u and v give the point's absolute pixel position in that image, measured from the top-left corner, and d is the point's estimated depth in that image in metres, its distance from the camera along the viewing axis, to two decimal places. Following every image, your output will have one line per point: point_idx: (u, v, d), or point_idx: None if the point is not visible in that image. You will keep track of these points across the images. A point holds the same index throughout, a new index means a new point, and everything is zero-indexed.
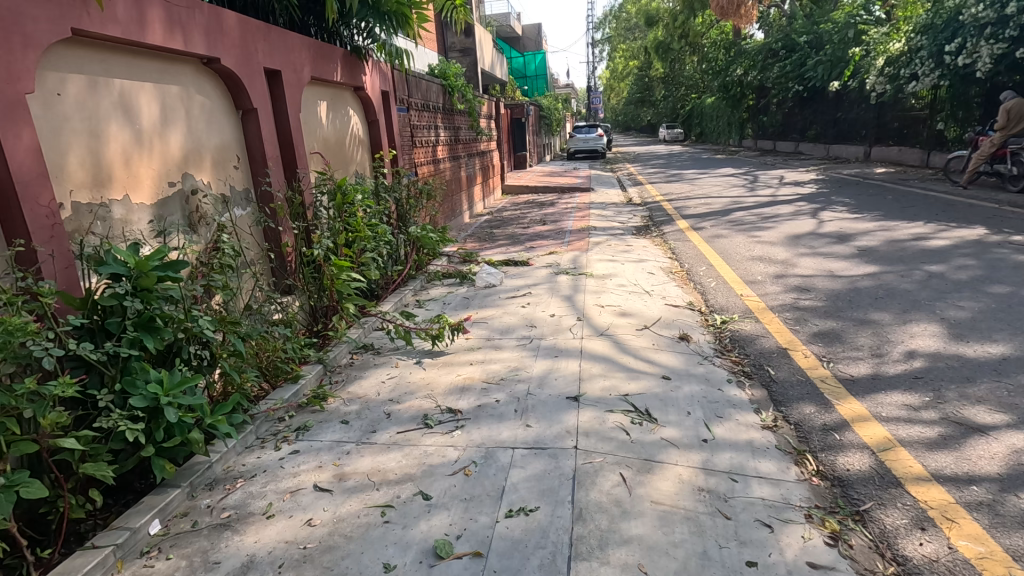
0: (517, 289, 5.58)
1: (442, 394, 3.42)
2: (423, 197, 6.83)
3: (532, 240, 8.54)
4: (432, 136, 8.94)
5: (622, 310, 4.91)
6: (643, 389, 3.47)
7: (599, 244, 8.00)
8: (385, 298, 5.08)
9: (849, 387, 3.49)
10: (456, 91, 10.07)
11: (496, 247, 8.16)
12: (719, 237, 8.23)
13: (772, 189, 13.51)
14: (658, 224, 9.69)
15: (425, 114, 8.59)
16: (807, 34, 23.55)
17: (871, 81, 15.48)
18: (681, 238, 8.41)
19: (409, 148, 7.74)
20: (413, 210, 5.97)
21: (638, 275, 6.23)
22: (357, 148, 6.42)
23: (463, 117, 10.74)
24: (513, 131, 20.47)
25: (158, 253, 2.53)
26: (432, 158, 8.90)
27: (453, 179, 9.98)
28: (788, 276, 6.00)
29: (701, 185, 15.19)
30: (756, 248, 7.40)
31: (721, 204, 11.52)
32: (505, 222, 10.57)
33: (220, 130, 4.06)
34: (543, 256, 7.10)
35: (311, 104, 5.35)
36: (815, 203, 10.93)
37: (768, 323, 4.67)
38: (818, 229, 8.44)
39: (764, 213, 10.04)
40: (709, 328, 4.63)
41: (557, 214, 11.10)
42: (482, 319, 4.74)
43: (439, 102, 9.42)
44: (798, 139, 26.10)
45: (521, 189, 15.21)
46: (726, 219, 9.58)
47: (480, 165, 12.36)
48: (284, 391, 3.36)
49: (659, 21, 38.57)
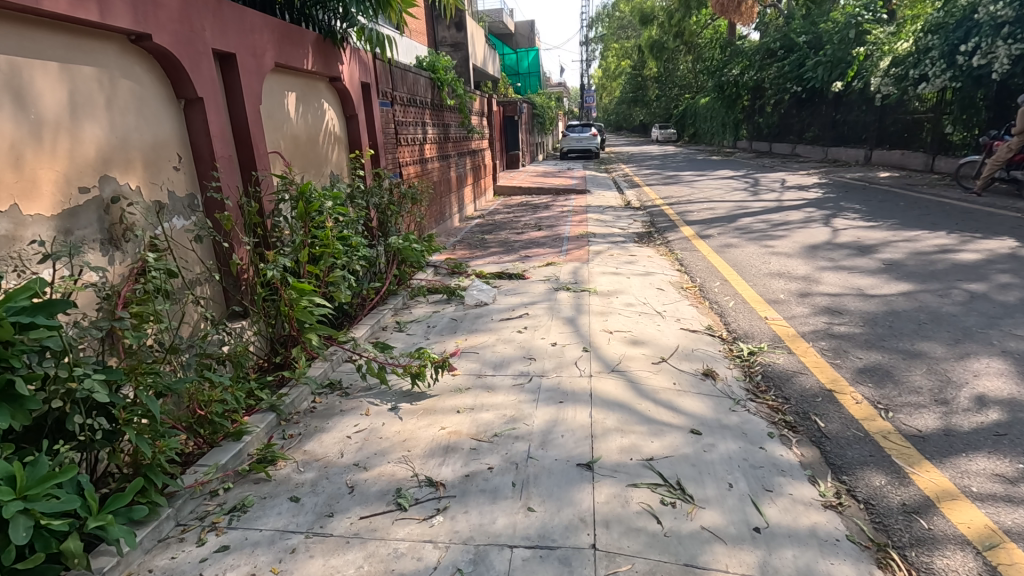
0: (511, 309, 4.91)
1: (421, 457, 2.74)
2: (406, 201, 6.12)
3: (526, 248, 7.88)
4: (419, 134, 8.24)
5: (634, 338, 4.26)
6: (670, 450, 2.80)
7: (600, 252, 7.35)
8: (360, 322, 4.41)
9: (920, 446, 2.86)
10: (446, 86, 9.37)
11: (488, 255, 7.49)
12: (729, 247, 7.62)
13: (776, 193, 12.96)
14: (661, 231, 9.08)
15: (411, 109, 7.88)
16: (807, 34, 23.06)
17: (876, 82, 14.99)
18: (688, 247, 7.79)
19: (392, 148, 7.04)
20: (394, 217, 5.76)
21: (646, 292, 5.58)
22: (332, 147, 5.71)
23: (453, 114, 10.05)
24: (505, 129, 19.79)
25: (24, 291, 1.86)
26: (419, 157, 8.19)
27: (442, 181, 9.30)
28: (814, 294, 5.39)
29: (701, 188, 14.63)
30: (772, 260, 6.79)
31: (726, 208, 10.94)
32: (498, 226, 9.89)
33: (155, 123, 3.34)
34: (540, 268, 6.44)
35: (276, 95, 4.63)
36: (825, 209, 10.37)
37: (803, 355, 4.04)
38: (834, 239, 7.85)
39: (773, 220, 9.44)
40: (736, 361, 3.99)
41: (553, 218, 10.44)
42: (472, 348, 4.06)
43: (428, 97, 8.72)
44: (795, 141, 25.65)
45: (513, 190, 14.53)
46: (733, 226, 8.99)
47: (470, 164, 11.66)
48: (219, 454, 2.66)
49: (654, 18, 37.98)
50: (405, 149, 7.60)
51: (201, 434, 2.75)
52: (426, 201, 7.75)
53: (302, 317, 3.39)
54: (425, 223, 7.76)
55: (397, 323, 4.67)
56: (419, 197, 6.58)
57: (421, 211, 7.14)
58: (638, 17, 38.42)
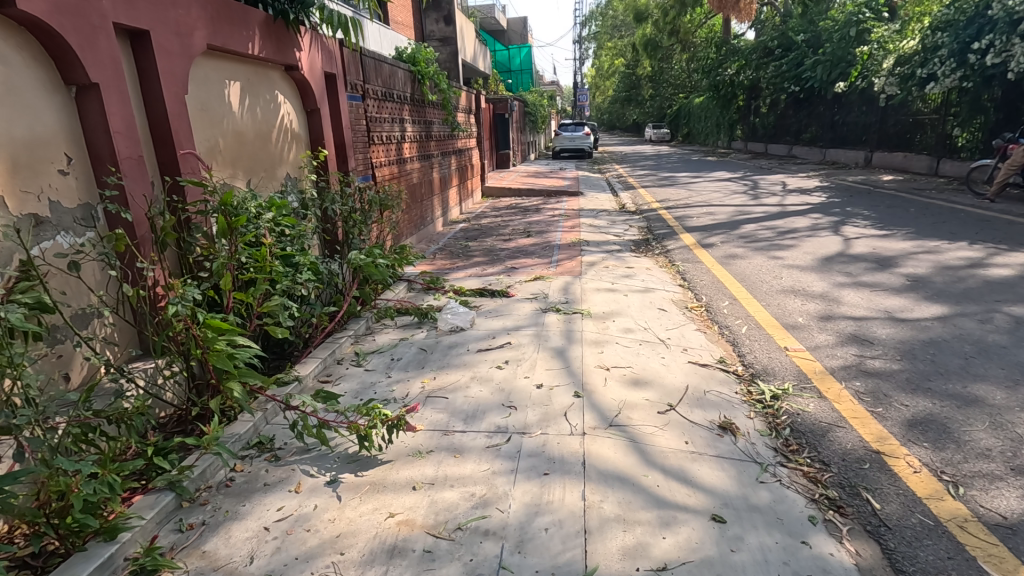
0: (491, 337, 4.22)
1: (356, 565, 2.05)
2: (372, 208, 5.42)
3: (513, 257, 7.19)
4: (396, 133, 7.52)
5: (635, 377, 3.60)
6: (688, 552, 2.12)
7: (593, 263, 6.69)
8: (309, 356, 3.74)
9: (1010, 543, 2.21)
10: (428, 80, 8.64)
11: (470, 266, 6.80)
12: (734, 258, 6.98)
13: (778, 197, 12.38)
14: (659, 238, 8.43)
15: (387, 104, 7.16)
16: (805, 32, 22.51)
17: (880, 82, 14.41)
18: (689, 258, 7.14)
19: (364, 147, 6.34)
20: (358, 229, 5.14)
21: (646, 313, 4.92)
22: (289, 145, 4.98)
23: (436, 110, 9.34)
24: (495, 128, 19.10)
25: None
26: (396, 157, 7.47)
27: (423, 183, 8.59)
28: (837, 318, 4.74)
29: (698, 190, 14.02)
30: (783, 274, 6.14)
31: (726, 213, 10.32)
32: (484, 232, 9.20)
33: (28, 115, 2.61)
34: (527, 282, 5.76)
35: (212, 85, 3.90)
36: (832, 215, 9.78)
37: (836, 401, 3.38)
38: (848, 250, 7.23)
39: (778, 227, 8.83)
40: (757, 408, 3.33)
41: (543, 223, 9.77)
42: (441, 392, 3.37)
43: (407, 91, 7.99)
44: (791, 142, 25.12)
45: (502, 191, 13.83)
46: (737, 234, 8.37)
47: (456, 164, 10.95)
48: (79, 566, 1.94)
49: (648, 16, 37.34)
50: (379, 149, 6.87)
51: (59, 536, 2.03)
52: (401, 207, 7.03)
53: (217, 363, 2.65)
54: (399, 231, 7.04)
55: (355, 354, 4.00)
56: (389, 203, 5.87)
57: (393, 219, 6.44)
58: (632, 15, 37.73)
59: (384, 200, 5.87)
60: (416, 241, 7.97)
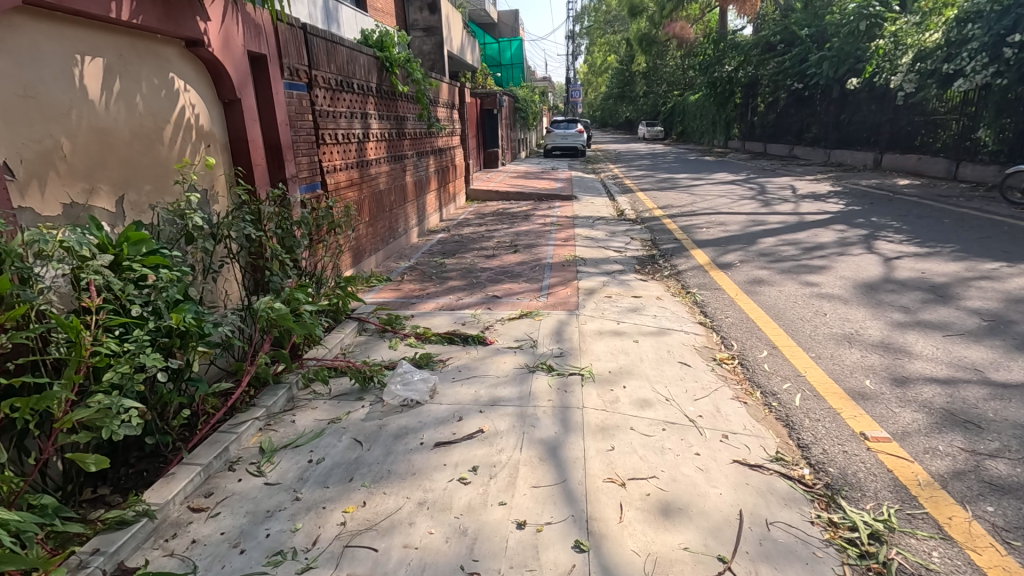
0: (456, 419, 3.04)
1: None
2: (308, 230, 4.21)
3: (494, 281, 6.01)
4: (357, 131, 6.29)
5: (663, 503, 2.43)
6: None
7: (593, 291, 5.54)
8: (181, 463, 2.54)
9: None
10: (398, 68, 7.41)
11: (444, 294, 5.63)
12: (759, 284, 5.84)
13: (791, 203, 11.30)
14: (667, 255, 7.29)
15: (343, 95, 5.93)
16: (809, 27, 21.47)
17: (898, 79, 13.46)
18: (706, 281, 6.01)
19: (310, 149, 5.09)
20: (286, 258, 3.91)
21: (664, 371, 3.76)
22: (194, 147, 3.74)
23: (410, 104, 8.11)
24: (482, 124, 17.90)
25: None
26: (357, 160, 6.25)
27: (392, 189, 7.37)
28: (917, 380, 3.59)
29: (701, 194, 12.92)
30: (825, 308, 4.99)
31: (739, 223, 9.21)
32: (464, 244, 8.01)
33: None
34: (510, 321, 4.57)
35: (43, 62, 2.68)
36: (858, 226, 8.70)
37: (970, 546, 2.22)
38: (891, 273, 6.12)
39: (801, 242, 7.70)
40: (852, 559, 2.18)
41: (533, 233, 8.60)
42: (369, 537, 2.19)
43: (372, 81, 6.76)
44: (793, 142, 24.11)
45: (489, 195, 12.64)
46: (756, 251, 7.25)
47: (435, 166, 9.76)
48: None
49: (643, 10, 36.15)
50: (332, 150, 5.63)
51: None
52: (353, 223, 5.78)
53: None
54: (350, 253, 5.82)
55: (259, 450, 2.80)
56: (336, 221, 4.67)
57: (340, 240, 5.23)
58: (626, 8, 36.52)
59: (328, 217, 4.66)
60: (380, 260, 6.77)
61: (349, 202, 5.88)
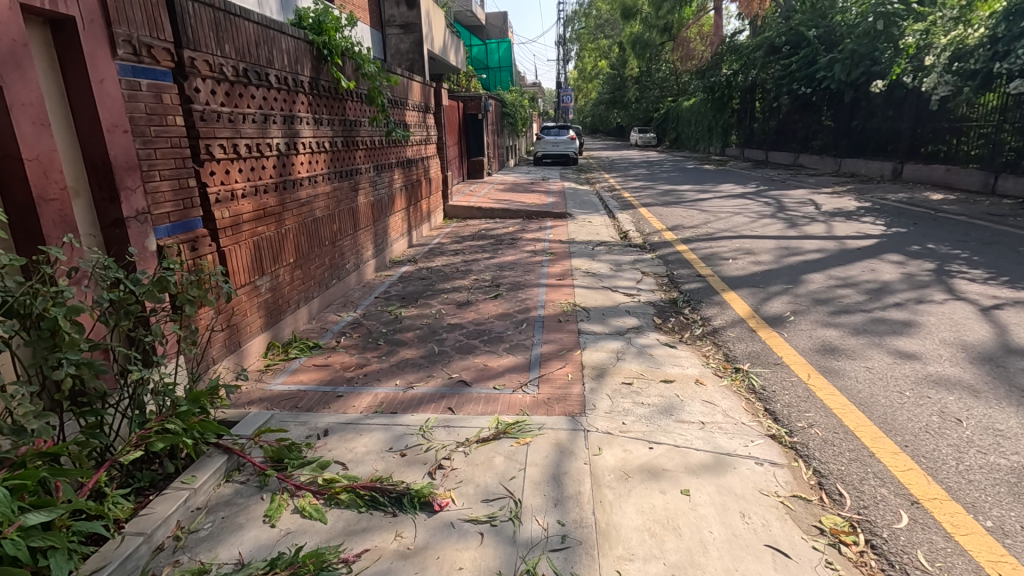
0: None
1: None
2: (123, 318, 2.50)
3: (464, 350, 4.30)
4: (276, 141, 4.55)
5: None
6: None
7: (603, 371, 3.87)
8: None
9: None
10: (342, 57, 5.68)
11: (389, 375, 3.93)
12: (833, 356, 4.18)
13: (820, 223, 9.74)
14: (692, 299, 5.65)
15: (251, 90, 4.20)
16: (817, 27, 20.09)
17: (931, 81, 12.15)
18: (755, 350, 4.37)
19: (177, 167, 3.35)
20: (64, 398, 2.20)
21: None
22: None
23: (364, 107, 6.37)
24: (464, 130, 16.21)
25: None
26: (275, 181, 4.53)
27: (336, 215, 5.64)
28: None
29: (712, 210, 11.33)
30: (951, 407, 3.35)
31: (769, 250, 7.61)
32: (432, 282, 6.32)
33: None
34: (479, 449, 2.85)
35: None
36: (916, 256, 7.13)
37: None
38: (1004, 333, 4.52)
39: (858, 281, 6.10)
40: None
41: (520, 265, 6.94)
42: None
43: (304, 74, 5.05)
44: (797, 150, 22.72)
45: (470, 211, 10.94)
46: (807, 295, 5.63)
47: (402, 181, 8.08)
48: None
49: (636, 12, 34.63)
50: (227, 169, 3.89)
51: None
52: (246, 276, 4.02)
53: None
54: (247, 316, 4.06)
55: None
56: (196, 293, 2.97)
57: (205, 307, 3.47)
58: (619, 11, 35.03)
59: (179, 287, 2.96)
60: (309, 312, 5.04)
61: (252, 242, 4.12)
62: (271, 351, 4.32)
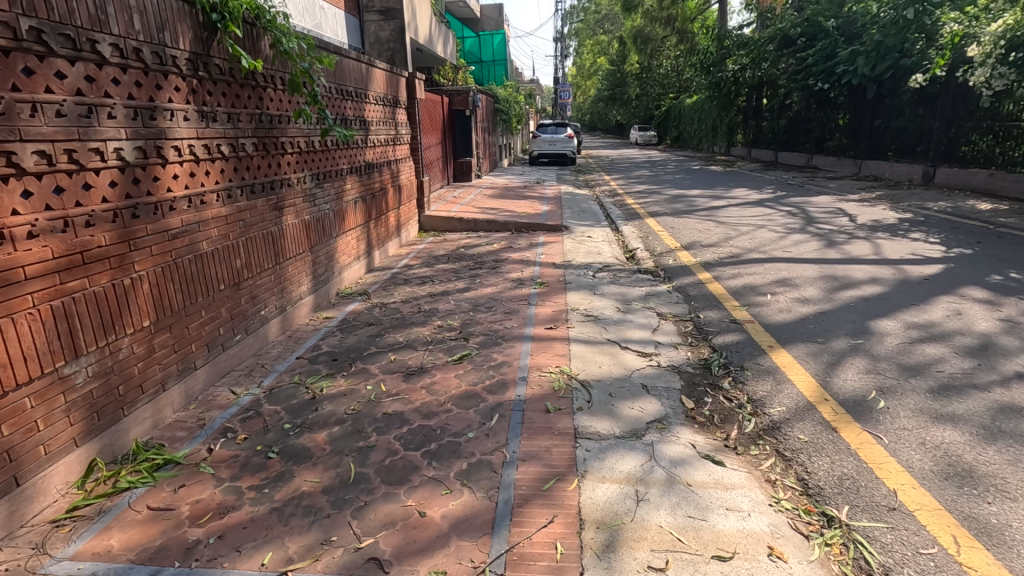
0: None
1: None
2: None
3: (394, 478, 2.72)
4: (114, 143, 2.97)
5: None
6: None
7: (612, 536, 2.32)
8: None
9: None
10: (243, 25, 4.07)
11: (259, 535, 2.37)
12: (979, 491, 2.62)
13: (863, 241, 8.18)
14: (732, 364, 4.08)
15: (52, 63, 2.62)
16: (837, 17, 18.48)
17: (981, 74, 10.72)
18: (851, 473, 2.80)
19: None
20: None
21: None
22: None
23: (287, 97, 4.77)
24: (450, 128, 14.63)
25: None
26: (110, 205, 2.95)
27: (239, 245, 4.06)
28: None
29: (731, 222, 9.77)
30: None
31: (814, 281, 6.06)
32: (380, 331, 4.75)
33: None
34: None
35: None
36: (1002, 292, 5.59)
37: None
38: None
39: (948, 333, 4.53)
40: None
41: (498, 304, 5.37)
42: None
43: (175, 44, 3.45)
44: (810, 150, 21.21)
45: (449, 223, 9.36)
46: (891, 359, 4.06)
47: (357, 190, 6.52)
48: None
49: (638, 5, 32.92)
50: None
51: None
52: (34, 368, 2.46)
53: None
54: (38, 432, 2.51)
55: None
56: None
57: None
58: (620, 5, 33.39)
59: None
60: (185, 392, 3.48)
61: (51, 308, 2.56)
62: (93, 476, 2.76)
